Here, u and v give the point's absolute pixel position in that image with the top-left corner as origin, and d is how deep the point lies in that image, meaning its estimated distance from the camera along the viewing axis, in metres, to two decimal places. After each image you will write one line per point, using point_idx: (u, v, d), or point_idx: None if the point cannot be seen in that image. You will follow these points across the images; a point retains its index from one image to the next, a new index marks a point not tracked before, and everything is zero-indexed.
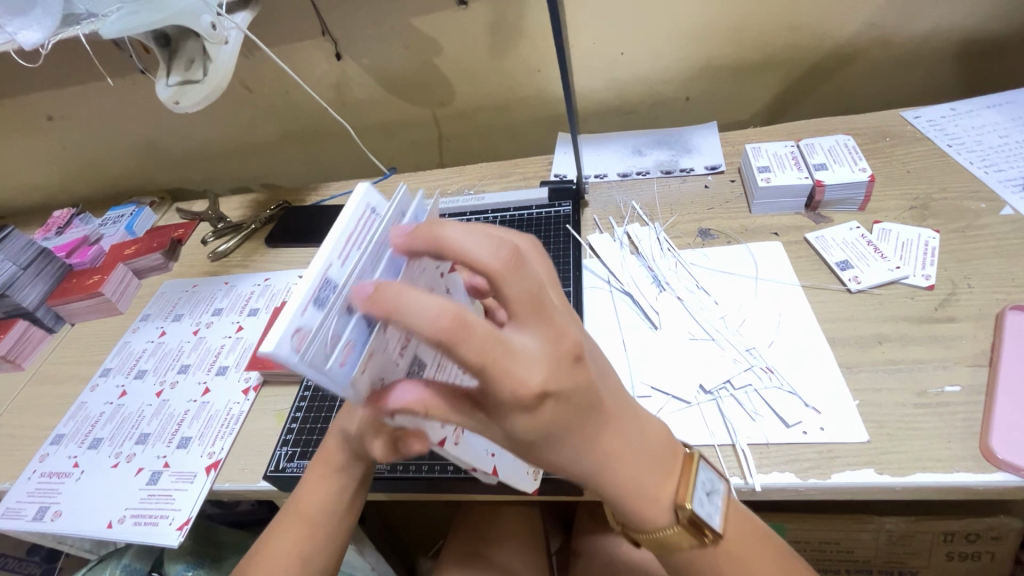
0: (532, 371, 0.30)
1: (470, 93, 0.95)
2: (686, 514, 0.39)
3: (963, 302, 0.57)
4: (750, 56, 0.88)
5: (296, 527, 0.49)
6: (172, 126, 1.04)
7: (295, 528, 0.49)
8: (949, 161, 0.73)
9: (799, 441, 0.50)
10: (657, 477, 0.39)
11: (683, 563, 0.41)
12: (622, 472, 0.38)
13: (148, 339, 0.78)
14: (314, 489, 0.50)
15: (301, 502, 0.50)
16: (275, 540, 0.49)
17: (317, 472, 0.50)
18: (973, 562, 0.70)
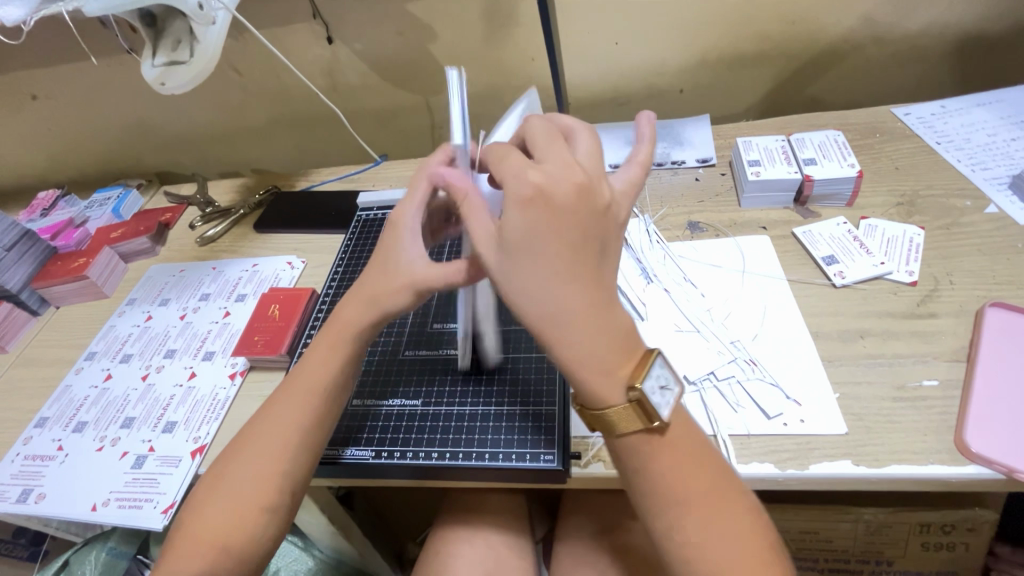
0: (552, 172, 0.41)
1: (464, 80, 0.94)
2: (635, 395, 0.39)
3: (945, 298, 0.58)
4: (745, 49, 0.88)
5: (302, 397, 0.49)
6: (160, 108, 1.02)
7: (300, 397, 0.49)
8: (937, 159, 0.73)
9: (778, 433, 0.51)
10: (617, 367, 0.39)
11: (631, 458, 0.41)
12: (573, 343, 0.39)
13: (135, 323, 0.77)
14: (323, 355, 0.50)
15: (309, 377, 0.50)
16: (279, 406, 0.49)
17: (328, 344, 0.50)
18: (948, 552, 0.71)
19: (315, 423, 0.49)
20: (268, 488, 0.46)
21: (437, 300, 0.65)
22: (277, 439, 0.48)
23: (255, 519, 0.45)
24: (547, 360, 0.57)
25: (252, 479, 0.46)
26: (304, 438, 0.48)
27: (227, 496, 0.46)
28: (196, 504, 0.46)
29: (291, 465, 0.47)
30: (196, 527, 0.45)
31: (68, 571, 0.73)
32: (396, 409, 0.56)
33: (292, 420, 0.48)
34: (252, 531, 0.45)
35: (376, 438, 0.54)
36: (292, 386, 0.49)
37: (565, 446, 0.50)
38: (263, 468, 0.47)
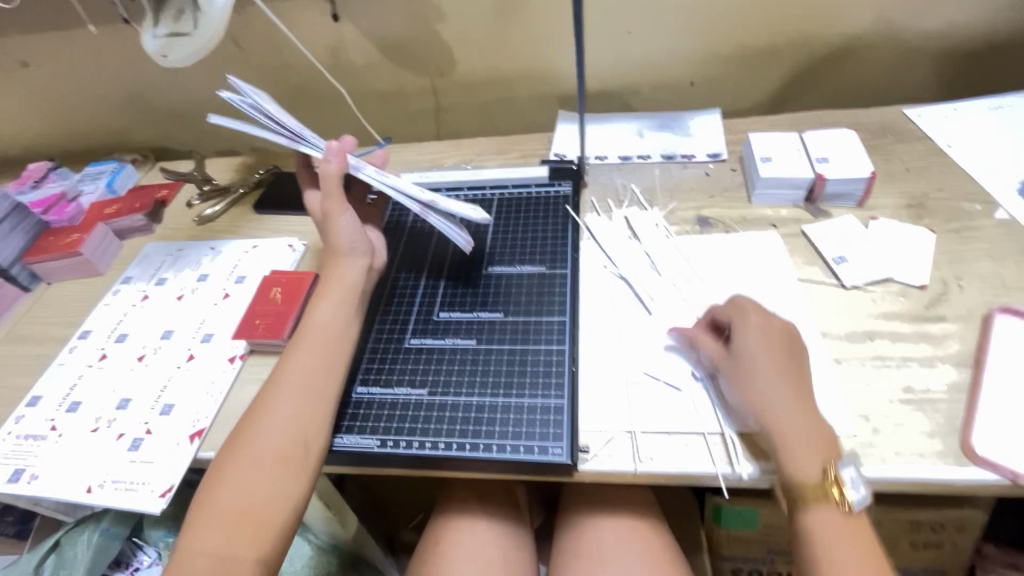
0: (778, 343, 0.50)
1: (472, 64, 0.92)
2: (830, 475, 0.45)
3: (954, 301, 0.58)
4: (758, 43, 0.87)
5: (314, 348, 0.53)
6: (157, 81, 0.99)
7: (313, 348, 0.53)
8: (948, 161, 0.73)
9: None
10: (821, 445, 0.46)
11: (811, 531, 0.45)
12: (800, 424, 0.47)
13: (131, 302, 0.75)
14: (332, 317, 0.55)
15: (317, 330, 0.54)
16: (296, 354, 0.53)
17: (334, 300, 0.56)
18: (936, 550, 0.72)
19: (325, 369, 0.52)
20: (290, 432, 0.49)
21: (443, 290, 0.64)
22: (294, 385, 0.51)
23: (281, 460, 0.47)
24: (554, 353, 0.57)
25: (274, 424, 0.49)
26: (319, 384, 0.51)
27: (252, 443, 0.48)
28: (225, 456, 0.48)
29: (309, 409, 0.50)
30: (226, 472, 0.47)
31: (60, 552, 0.72)
32: (401, 397, 0.55)
33: (307, 368, 0.52)
34: (279, 471, 0.47)
35: (381, 426, 0.53)
36: (297, 346, 0.54)
37: (573, 439, 0.50)
38: (284, 412, 0.49)
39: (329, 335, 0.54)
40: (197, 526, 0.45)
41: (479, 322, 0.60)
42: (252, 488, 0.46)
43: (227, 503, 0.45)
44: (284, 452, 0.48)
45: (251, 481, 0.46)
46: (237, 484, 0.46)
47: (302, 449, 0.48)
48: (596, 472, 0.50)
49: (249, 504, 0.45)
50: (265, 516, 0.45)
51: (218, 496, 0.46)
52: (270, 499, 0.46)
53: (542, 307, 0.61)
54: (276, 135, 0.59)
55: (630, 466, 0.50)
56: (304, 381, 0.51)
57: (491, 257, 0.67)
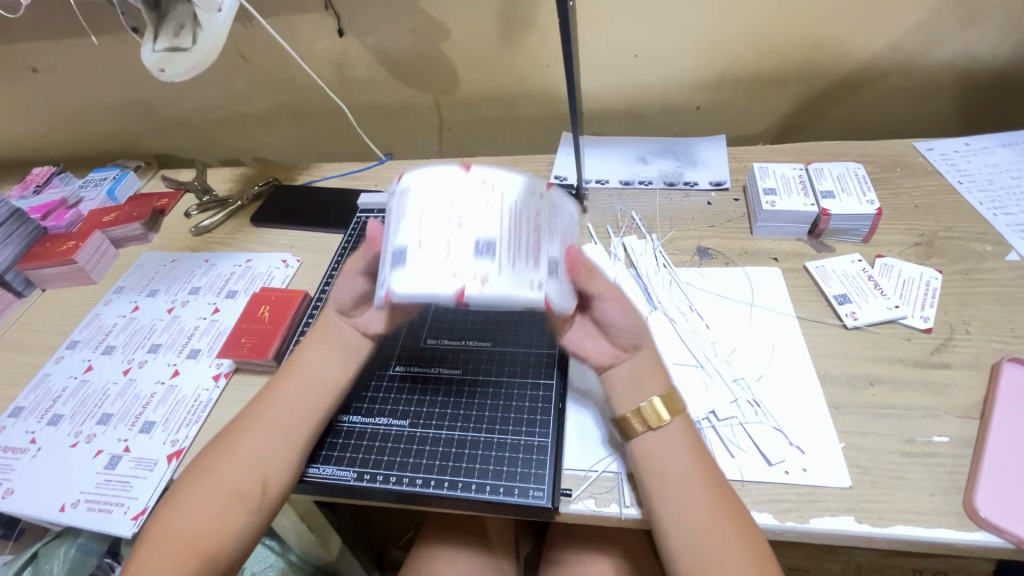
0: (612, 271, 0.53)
1: (476, 82, 0.92)
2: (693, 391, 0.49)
3: (960, 348, 0.56)
4: (766, 71, 0.86)
5: (290, 389, 0.51)
6: (163, 90, 1.00)
7: (293, 388, 0.52)
8: (958, 199, 0.71)
9: (771, 486, 0.48)
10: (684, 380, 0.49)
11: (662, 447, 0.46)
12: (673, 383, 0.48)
13: (120, 313, 0.75)
14: (315, 351, 0.53)
15: (301, 373, 0.52)
16: (277, 392, 0.51)
17: (320, 344, 0.54)
18: None
19: (302, 410, 0.51)
20: (249, 469, 0.47)
21: (435, 317, 0.63)
22: (263, 423, 0.49)
23: (239, 496, 0.46)
24: (542, 388, 0.55)
25: (238, 459, 0.47)
26: (291, 426, 0.50)
27: (213, 476, 0.47)
28: (186, 480, 0.48)
29: (276, 446, 0.49)
30: (185, 501, 0.46)
31: (36, 564, 0.71)
32: (384, 428, 0.54)
33: (282, 406, 0.50)
34: (235, 505, 0.46)
35: (359, 458, 0.52)
36: (275, 383, 0.52)
37: (556, 482, 0.48)
38: (249, 448, 0.48)
39: (314, 378, 0.52)
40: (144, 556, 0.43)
41: (471, 355, 0.59)
42: (202, 520, 0.45)
43: (179, 528, 0.44)
44: (239, 487, 0.46)
45: (205, 515, 0.45)
46: (191, 515, 0.45)
47: (260, 488, 0.47)
48: (580, 514, 0.47)
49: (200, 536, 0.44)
50: (212, 546, 0.44)
51: (173, 525, 0.45)
52: (219, 533, 0.45)
53: (535, 340, 0.59)
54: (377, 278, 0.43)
55: (615, 509, 0.47)
56: (278, 418, 0.50)
57: None
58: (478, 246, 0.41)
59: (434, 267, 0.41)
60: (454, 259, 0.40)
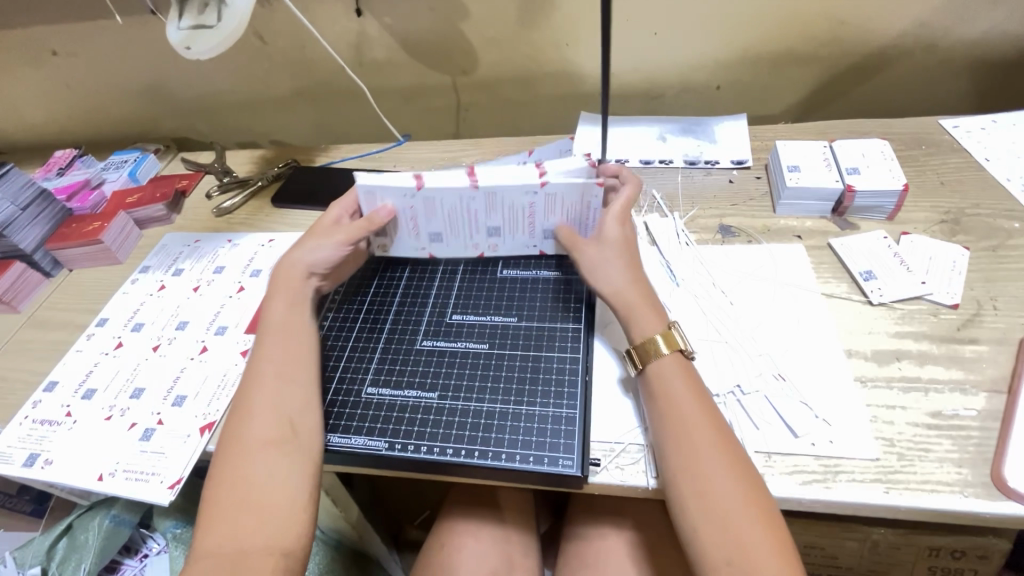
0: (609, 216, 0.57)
1: (494, 62, 0.91)
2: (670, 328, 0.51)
3: (987, 324, 0.55)
4: (789, 48, 0.85)
5: (276, 343, 0.53)
6: (182, 72, 1.00)
7: (278, 340, 0.53)
8: (985, 176, 0.70)
9: (791, 464, 0.48)
10: (658, 313, 0.52)
11: (660, 387, 0.48)
12: (640, 323, 0.51)
13: (148, 291, 0.76)
14: (283, 302, 0.56)
15: (275, 326, 0.54)
16: (266, 349, 0.53)
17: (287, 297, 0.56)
18: None
19: (299, 359, 0.53)
20: (275, 418, 0.48)
21: (458, 293, 0.63)
22: (268, 375, 0.51)
23: (276, 445, 0.47)
24: (568, 360, 0.56)
25: (262, 412, 0.49)
26: (294, 373, 0.52)
27: (243, 434, 0.48)
28: (218, 450, 0.48)
29: (289, 393, 0.50)
30: (225, 467, 0.46)
31: (71, 535, 0.73)
32: (411, 400, 0.54)
33: (279, 360, 0.52)
34: (280, 451, 0.47)
35: (390, 428, 0.52)
36: (263, 339, 0.54)
37: (585, 452, 0.49)
38: (265, 398, 0.49)
39: (290, 327, 0.54)
40: (211, 524, 0.44)
41: (492, 326, 0.60)
42: (252, 477, 0.45)
43: (233, 490, 0.45)
44: (276, 434, 0.48)
45: (257, 472, 0.46)
46: (235, 476, 0.46)
47: (295, 433, 0.48)
48: (607, 485, 0.48)
49: (252, 491, 0.45)
50: (268, 498, 0.45)
51: (226, 490, 0.45)
52: (267, 483, 0.45)
53: (558, 313, 0.60)
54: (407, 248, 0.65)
55: (644, 481, 0.48)
56: (279, 370, 0.52)
57: (506, 260, 0.66)
58: (490, 230, 0.63)
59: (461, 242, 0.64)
60: (477, 237, 0.64)
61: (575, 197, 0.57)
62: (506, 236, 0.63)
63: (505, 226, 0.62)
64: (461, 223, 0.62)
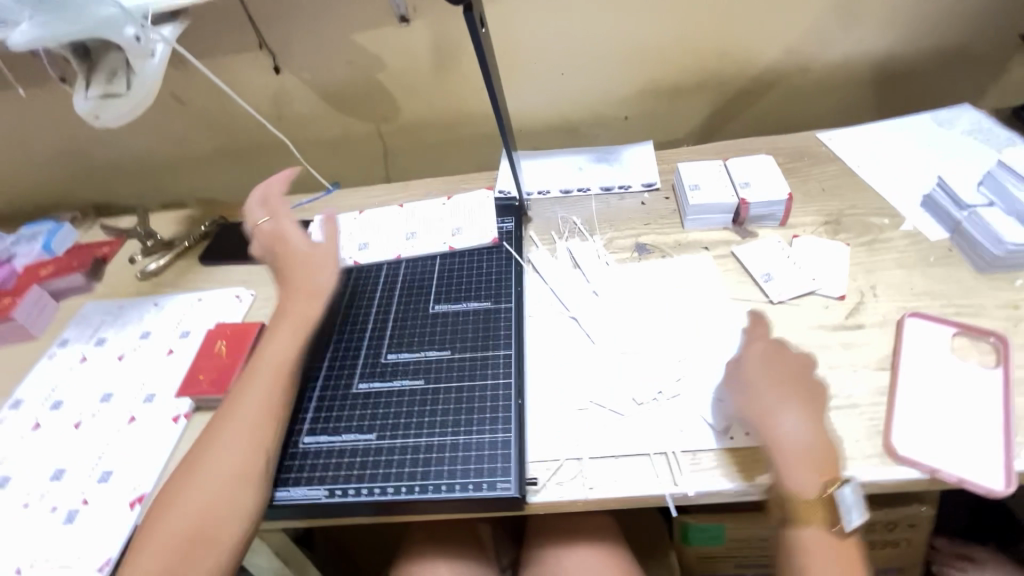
0: (756, 345, 0.58)
1: (415, 109, 0.95)
2: (828, 493, 0.48)
3: (870, 310, 0.62)
4: (681, 80, 0.94)
5: (258, 382, 0.55)
6: (98, 139, 0.99)
7: (260, 381, 0.55)
8: (858, 180, 0.79)
9: (712, 459, 0.52)
10: (817, 463, 0.49)
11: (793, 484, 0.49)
12: (794, 438, 0.50)
13: (68, 365, 0.73)
14: (283, 340, 0.58)
15: (267, 362, 0.56)
16: (251, 381, 0.55)
17: (288, 332, 0.58)
18: (893, 548, 0.74)
19: (274, 396, 0.54)
20: (247, 453, 0.51)
21: (392, 332, 0.65)
22: (243, 412, 0.53)
23: (236, 479, 0.50)
24: (502, 389, 0.58)
25: (233, 443, 0.51)
26: (270, 413, 0.53)
27: (213, 462, 0.50)
28: (182, 473, 0.51)
29: (263, 431, 0.52)
30: (186, 485, 0.49)
31: None
32: (350, 444, 0.55)
33: (255, 400, 0.53)
34: (233, 490, 0.49)
35: (329, 476, 0.53)
36: (257, 371, 0.56)
37: (522, 473, 0.51)
38: (241, 434, 0.52)
39: (277, 367, 0.56)
40: (152, 541, 0.47)
41: (427, 361, 0.61)
42: (202, 501, 0.48)
43: (182, 513, 0.48)
44: (239, 471, 0.50)
45: (207, 500, 0.48)
46: (190, 502, 0.48)
47: (256, 470, 0.50)
48: (545, 502, 0.51)
49: (205, 519, 0.48)
50: (216, 529, 0.48)
51: (175, 511, 0.48)
52: (221, 516, 0.48)
53: (489, 342, 0.62)
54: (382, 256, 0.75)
55: (582, 493, 0.51)
56: (261, 409, 0.53)
57: (437, 295, 0.69)
58: (451, 228, 0.76)
59: (430, 240, 0.76)
60: (441, 233, 0.76)
61: (482, 201, 0.79)
62: (467, 230, 0.76)
63: (457, 221, 0.77)
64: (412, 226, 0.78)
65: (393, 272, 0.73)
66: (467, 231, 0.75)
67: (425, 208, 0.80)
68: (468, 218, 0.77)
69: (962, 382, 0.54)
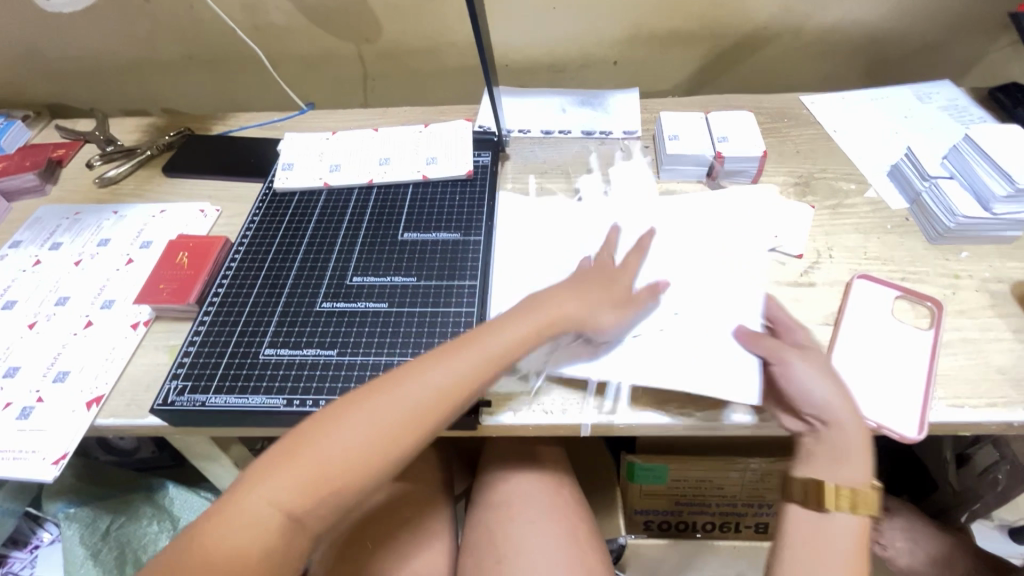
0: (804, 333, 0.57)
1: (398, 31, 0.91)
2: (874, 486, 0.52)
3: (824, 270, 0.65)
4: (675, 27, 0.91)
5: (478, 360, 0.49)
6: (51, 30, 0.91)
7: (484, 363, 0.50)
8: (832, 146, 0.80)
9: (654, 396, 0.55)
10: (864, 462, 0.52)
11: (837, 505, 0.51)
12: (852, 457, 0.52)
13: (20, 267, 0.71)
14: (539, 322, 0.53)
15: (506, 344, 0.51)
16: (494, 362, 0.50)
17: (530, 321, 0.53)
18: None
19: (473, 385, 0.49)
20: (362, 450, 0.44)
21: (360, 255, 0.65)
22: (453, 397, 0.48)
23: (344, 473, 0.43)
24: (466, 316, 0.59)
25: (361, 432, 0.44)
26: (447, 410, 0.47)
27: (325, 444, 0.44)
28: (298, 441, 0.44)
29: (403, 431, 0.45)
30: (297, 458, 0.43)
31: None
32: (309, 357, 0.56)
33: (455, 387, 0.48)
34: (340, 487, 0.43)
35: (288, 387, 0.54)
36: (506, 350, 0.51)
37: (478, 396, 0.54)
38: (383, 425, 0.45)
39: (513, 354, 0.51)
40: (238, 507, 0.41)
41: (391, 287, 0.62)
42: (306, 483, 0.43)
43: (283, 486, 0.42)
44: (350, 466, 0.44)
45: (310, 484, 0.43)
46: (296, 475, 0.43)
47: (367, 469, 0.44)
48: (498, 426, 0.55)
49: (308, 501, 0.42)
50: (301, 518, 0.42)
51: (275, 483, 0.42)
52: (316, 505, 0.43)
53: (455, 272, 0.63)
54: (356, 180, 0.74)
55: (532, 418, 0.55)
56: (433, 403, 0.47)
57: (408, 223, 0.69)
58: (427, 159, 0.75)
59: (403, 168, 0.74)
60: (416, 162, 0.75)
61: (460, 133, 0.78)
62: (442, 160, 0.75)
63: (435, 149, 0.76)
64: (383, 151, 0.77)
65: (363, 197, 0.73)
66: (440, 162, 0.75)
67: (398, 133, 0.79)
68: (444, 150, 0.76)
69: (901, 341, 0.58)
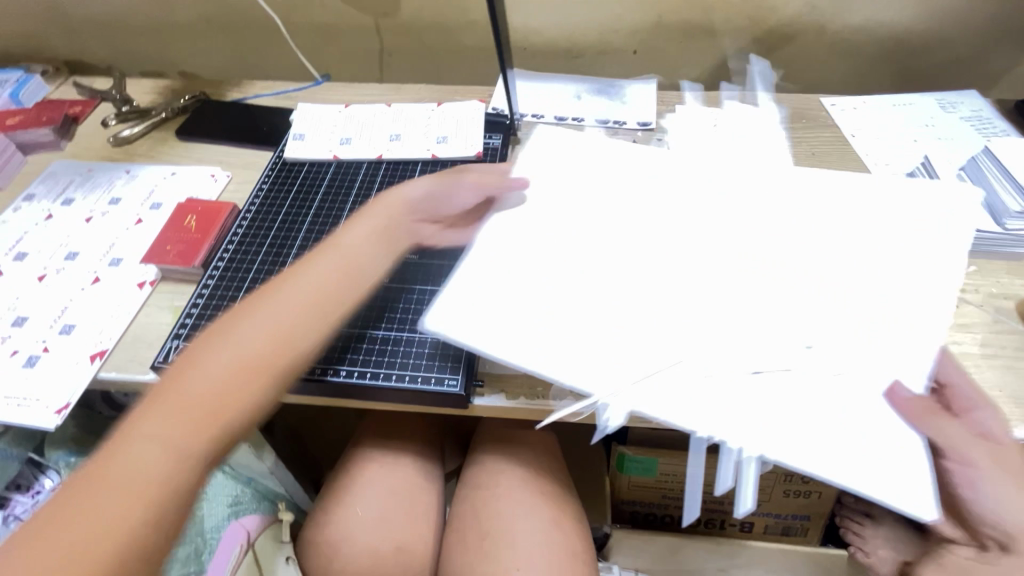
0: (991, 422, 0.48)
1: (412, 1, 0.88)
2: None
3: None
4: (754, 29, 0.90)
5: (334, 262, 0.53)
6: None
7: (340, 263, 0.53)
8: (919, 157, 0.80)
9: None
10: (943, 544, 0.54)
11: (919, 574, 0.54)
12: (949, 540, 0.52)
13: (123, 225, 0.71)
14: (378, 227, 0.56)
15: (349, 246, 0.54)
16: (347, 266, 0.53)
17: (370, 221, 0.56)
18: (804, 498, 0.83)
19: (337, 288, 0.51)
20: (244, 353, 0.46)
21: None
22: (306, 299, 0.50)
23: (243, 380, 0.46)
24: None
25: (237, 342, 0.47)
26: (316, 312, 0.50)
27: (206, 359, 0.46)
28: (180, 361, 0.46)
29: (279, 331, 0.48)
30: (180, 376, 0.45)
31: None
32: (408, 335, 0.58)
33: (314, 289, 0.50)
34: (253, 392, 0.46)
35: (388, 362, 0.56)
36: (356, 256, 0.54)
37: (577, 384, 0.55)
38: (254, 328, 0.48)
39: (368, 258, 0.54)
40: (138, 430, 0.43)
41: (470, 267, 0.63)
42: (200, 391, 0.44)
43: (190, 399, 0.44)
44: (241, 374, 0.46)
45: (216, 392, 0.45)
46: (198, 383, 0.45)
47: (265, 373, 0.47)
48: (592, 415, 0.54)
49: (202, 411, 0.44)
50: (221, 427, 0.44)
51: (171, 395, 0.44)
52: (225, 411, 0.45)
53: None
54: (366, 154, 0.75)
55: None
56: (302, 305, 0.49)
57: None
58: (438, 138, 0.76)
59: (416, 144, 0.76)
60: (428, 140, 0.76)
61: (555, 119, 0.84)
62: (455, 139, 0.76)
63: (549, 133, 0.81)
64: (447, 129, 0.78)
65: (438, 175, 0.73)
66: (448, 141, 0.75)
67: (463, 110, 0.79)
68: (455, 128, 0.77)
69: None
